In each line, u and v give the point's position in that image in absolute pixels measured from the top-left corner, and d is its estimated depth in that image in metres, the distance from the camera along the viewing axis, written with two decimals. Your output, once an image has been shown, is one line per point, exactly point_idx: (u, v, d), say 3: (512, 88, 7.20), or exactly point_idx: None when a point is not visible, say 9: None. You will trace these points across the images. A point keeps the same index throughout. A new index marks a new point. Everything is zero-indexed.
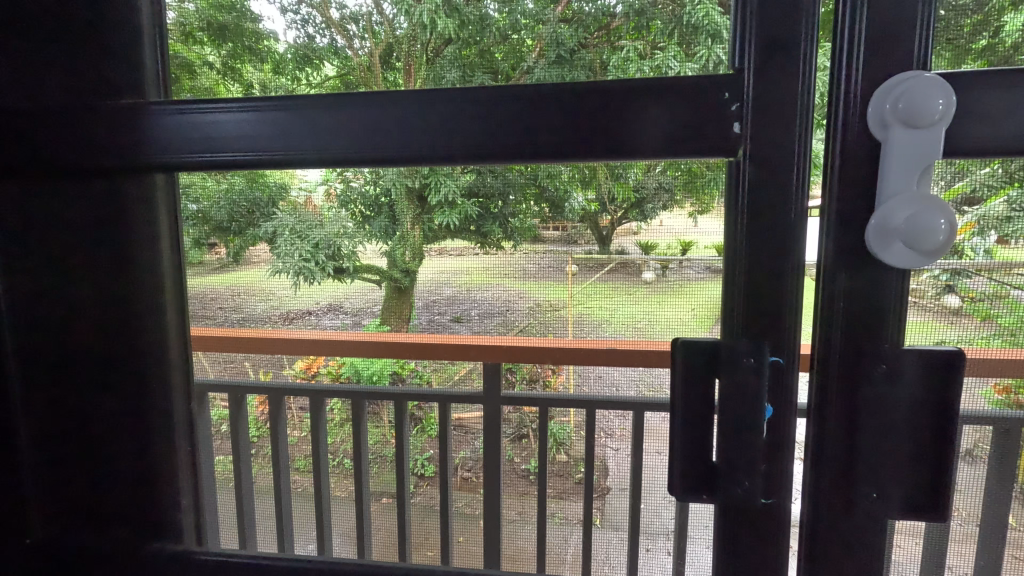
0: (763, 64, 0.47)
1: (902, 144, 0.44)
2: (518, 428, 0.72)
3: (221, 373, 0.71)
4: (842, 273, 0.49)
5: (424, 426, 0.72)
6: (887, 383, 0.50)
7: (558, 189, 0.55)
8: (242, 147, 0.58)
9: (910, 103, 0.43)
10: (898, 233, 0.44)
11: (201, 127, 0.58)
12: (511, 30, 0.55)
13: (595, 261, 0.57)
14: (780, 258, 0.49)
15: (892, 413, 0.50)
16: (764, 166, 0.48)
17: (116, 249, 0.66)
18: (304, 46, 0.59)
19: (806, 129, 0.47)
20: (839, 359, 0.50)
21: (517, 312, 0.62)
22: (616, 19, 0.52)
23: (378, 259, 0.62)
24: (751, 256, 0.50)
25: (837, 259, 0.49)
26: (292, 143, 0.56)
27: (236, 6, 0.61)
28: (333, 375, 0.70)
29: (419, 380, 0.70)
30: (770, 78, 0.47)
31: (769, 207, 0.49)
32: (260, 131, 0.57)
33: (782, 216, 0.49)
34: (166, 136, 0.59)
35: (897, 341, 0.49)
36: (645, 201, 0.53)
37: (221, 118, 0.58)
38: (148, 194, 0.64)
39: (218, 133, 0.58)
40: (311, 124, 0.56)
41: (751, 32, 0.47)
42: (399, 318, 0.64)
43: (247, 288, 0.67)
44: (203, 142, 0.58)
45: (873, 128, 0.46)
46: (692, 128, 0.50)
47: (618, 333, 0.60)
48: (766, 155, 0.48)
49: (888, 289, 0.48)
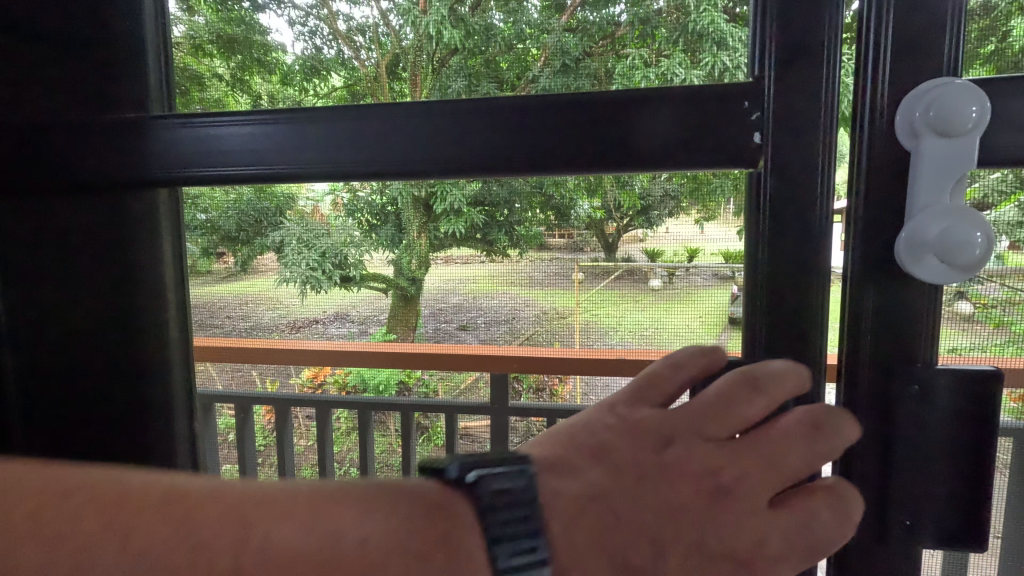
0: (785, 73, 0.45)
1: (935, 153, 0.42)
2: (526, 437, 0.76)
3: (229, 383, 0.74)
4: (870, 288, 0.47)
5: (430, 435, 0.80)
6: (920, 406, 0.47)
7: (564, 197, 0.55)
8: (240, 160, 0.55)
9: (940, 110, 0.40)
10: (930, 246, 0.42)
11: (199, 140, 0.56)
12: (517, 40, 0.55)
13: (600, 268, 0.58)
14: (804, 272, 0.47)
15: (926, 437, 0.47)
16: (785, 178, 0.46)
17: (126, 266, 0.65)
18: (312, 58, 0.60)
19: (831, 138, 0.45)
20: (867, 378, 0.48)
21: (523, 320, 0.63)
22: (621, 28, 0.53)
23: (385, 268, 0.62)
24: (772, 272, 0.47)
25: (864, 270, 0.47)
26: (302, 157, 0.54)
27: (245, 18, 0.61)
28: (340, 383, 0.74)
29: (426, 390, 0.74)
30: (794, 85, 0.44)
31: (791, 220, 0.46)
32: (264, 143, 0.54)
33: (802, 231, 0.46)
34: (163, 149, 0.56)
35: (929, 359, 0.47)
36: (652, 208, 0.53)
37: (220, 131, 0.55)
38: (147, 210, 0.63)
39: (218, 147, 0.55)
40: (318, 137, 0.53)
41: (771, 39, 0.45)
42: (406, 327, 0.66)
43: (255, 297, 0.68)
44: (205, 156, 0.56)
45: (902, 136, 0.44)
46: (712, 138, 0.46)
47: (628, 341, 0.60)
48: (788, 165, 0.45)
49: (919, 302, 0.46)
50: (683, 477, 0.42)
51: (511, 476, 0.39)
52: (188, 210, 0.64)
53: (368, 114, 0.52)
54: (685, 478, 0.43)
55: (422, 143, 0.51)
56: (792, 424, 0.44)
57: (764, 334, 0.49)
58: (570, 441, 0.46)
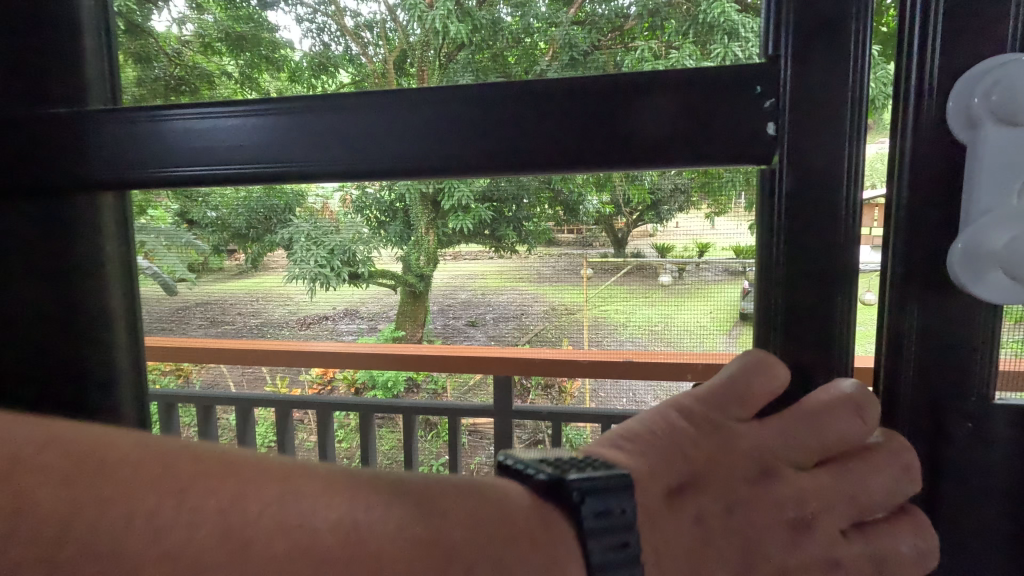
0: (804, 55, 0.36)
1: (999, 147, 0.34)
2: (534, 436, 0.84)
3: (243, 378, 0.81)
4: (915, 306, 0.38)
5: (437, 430, 0.90)
6: (969, 447, 0.39)
7: (573, 192, 0.53)
8: (192, 162, 0.42)
9: (1008, 93, 0.33)
10: (998, 262, 0.34)
11: (135, 136, 0.43)
12: (525, 34, 0.55)
13: (610, 264, 0.58)
14: (829, 288, 0.38)
15: (972, 484, 0.40)
16: (806, 180, 0.37)
17: (51, 273, 0.52)
18: (319, 55, 0.60)
19: (860, 134, 0.37)
20: (907, 416, 0.40)
21: (532, 316, 0.63)
22: (630, 20, 0.53)
23: (394, 264, 0.63)
24: (791, 289, 0.39)
25: (907, 286, 0.38)
26: (277, 154, 0.41)
27: (253, 16, 0.62)
28: (350, 379, 0.78)
29: (436, 386, 0.81)
30: (817, 70, 0.36)
31: (817, 221, 0.38)
32: (227, 139, 0.42)
33: (829, 247, 0.38)
34: (89, 146, 0.44)
35: (986, 392, 0.39)
36: (661, 203, 0.52)
37: (165, 124, 0.42)
38: (86, 210, 0.51)
39: (166, 144, 0.43)
40: (293, 130, 0.41)
41: (789, 10, 0.36)
42: (415, 323, 0.67)
43: (266, 294, 0.69)
44: (150, 154, 0.43)
45: (956, 128, 0.35)
46: (729, 131, 0.36)
47: (639, 338, 0.61)
48: (811, 164, 0.37)
49: (976, 326, 0.38)
50: (727, 458, 0.41)
51: (608, 495, 0.33)
52: (193, 209, 0.62)
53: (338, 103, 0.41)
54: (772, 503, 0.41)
55: (404, 136, 0.40)
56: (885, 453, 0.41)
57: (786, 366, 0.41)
58: (654, 443, 0.41)
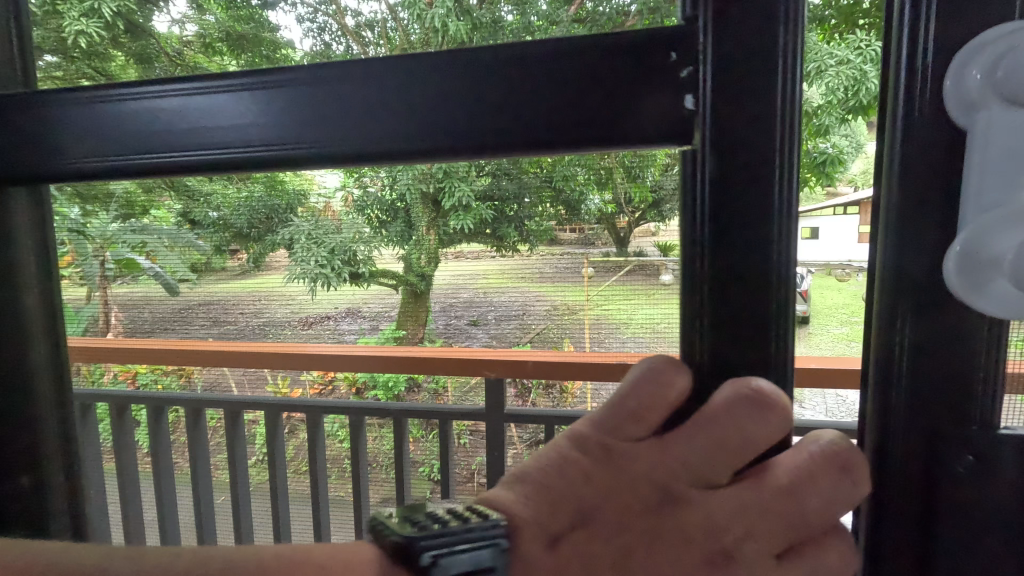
0: (722, 26, 0.43)
1: (1001, 124, 0.41)
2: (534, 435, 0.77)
3: (241, 378, 0.80)
4: (910, 315, 0.46)
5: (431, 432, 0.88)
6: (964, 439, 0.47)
7: (574, 191, 0.55)
8: (230, 137, 0.51)
9: (1009, 72, 0.39)
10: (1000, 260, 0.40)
11: (147, 113, 0.52)
12: (525, 32, 0.54)
13: (612, 263, 0.57)
14: (751, 297, 0.46)
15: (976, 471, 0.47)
16: (722, 159, 0.44)
17: None
18: (320, 53, 0.59)
19: (789, 137, 0.44)
20: (914, 411, 0.47)
21: (534, 315, 0.64)
22: (630, 17, 0.52)
23: (395, 264, 0.63)
24: (714, 271, 0.46)
25: (899, 294, 0.47)
26: (308, 133, 0.50)
27: (254, 16, 0.61)
28: (349, 380, 0.76)
29: (436, 386, 0.78)
30: (727, 89, 0.43)
31: (737, 213, 0.45)
32: (246, 116, 0.51)
33: (765, 258, 0.45)
34: (114, 125, 0.53)
35: (986, 389, 0.46)
36: (664, 201, 0.51)
37: (168, 104, 0.52)
38: None
39: (144, 124, 0.53)
40: (322, 97, 0.49)
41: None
42: (416, 322, 0.66)
43: (269, 294, 0.69)
44: (190, 133, 0.52)
45: (958, 111, 0.43)
46: (584, 113, 0.45)
47: (638, 337, 0.60)
48: (727, 141, 0.44)
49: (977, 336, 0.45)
50: (670, 460, 0.49)
51: (465, 554, 0.46)
52: (195, 208, 0.63)
53: (314, 77, 0.50)
54: (690, 513, 0.48)
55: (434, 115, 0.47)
56: (818, 462, 0.46)
57: (711, 348, 0.48)
58: (570, 464, 0.51)
